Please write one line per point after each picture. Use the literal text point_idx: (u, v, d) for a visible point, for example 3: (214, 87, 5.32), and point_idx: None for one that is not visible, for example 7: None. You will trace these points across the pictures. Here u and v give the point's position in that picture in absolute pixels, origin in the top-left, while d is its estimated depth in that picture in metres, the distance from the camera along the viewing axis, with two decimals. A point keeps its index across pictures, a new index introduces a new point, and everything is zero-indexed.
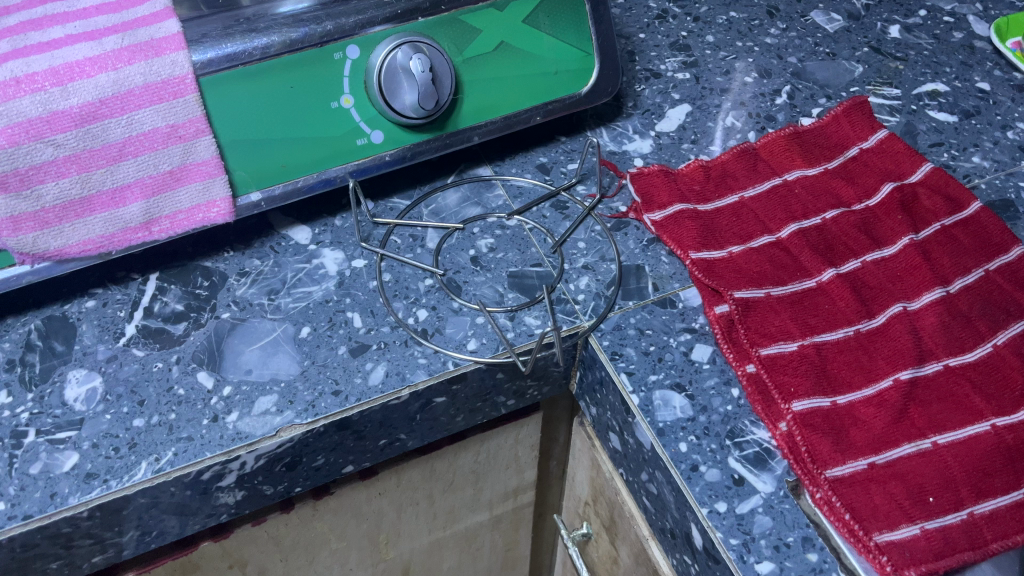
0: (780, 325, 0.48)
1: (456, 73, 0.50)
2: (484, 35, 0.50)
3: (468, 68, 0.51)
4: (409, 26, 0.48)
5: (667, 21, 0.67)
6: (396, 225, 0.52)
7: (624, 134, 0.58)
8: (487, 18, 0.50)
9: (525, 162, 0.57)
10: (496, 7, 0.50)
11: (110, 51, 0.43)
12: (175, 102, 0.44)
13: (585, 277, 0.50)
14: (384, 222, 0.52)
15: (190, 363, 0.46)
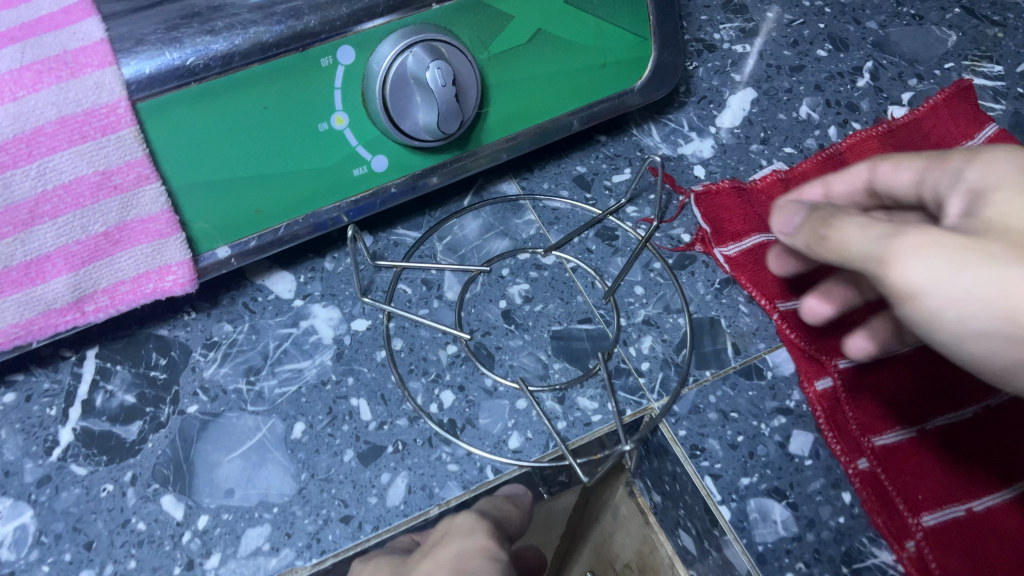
0: (894, 402, 0.38)
1: (481, 76, 0.38)
2: (518, 24, 0.38)
3: (495, 67, 0.38)
4: (421, 17, 0.35)
5: None
6: (403, 268, 0.41)
7: (678, 131, 0.47)
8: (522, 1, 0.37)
9: (559, 174, 0.45)
10: None
11: (6, 72, 0.30)
12: (105, 140, 0.32)
13: (648, 337, 0.40)
14: (389, 266, 0.41)
15: (150, 483, 0.35)
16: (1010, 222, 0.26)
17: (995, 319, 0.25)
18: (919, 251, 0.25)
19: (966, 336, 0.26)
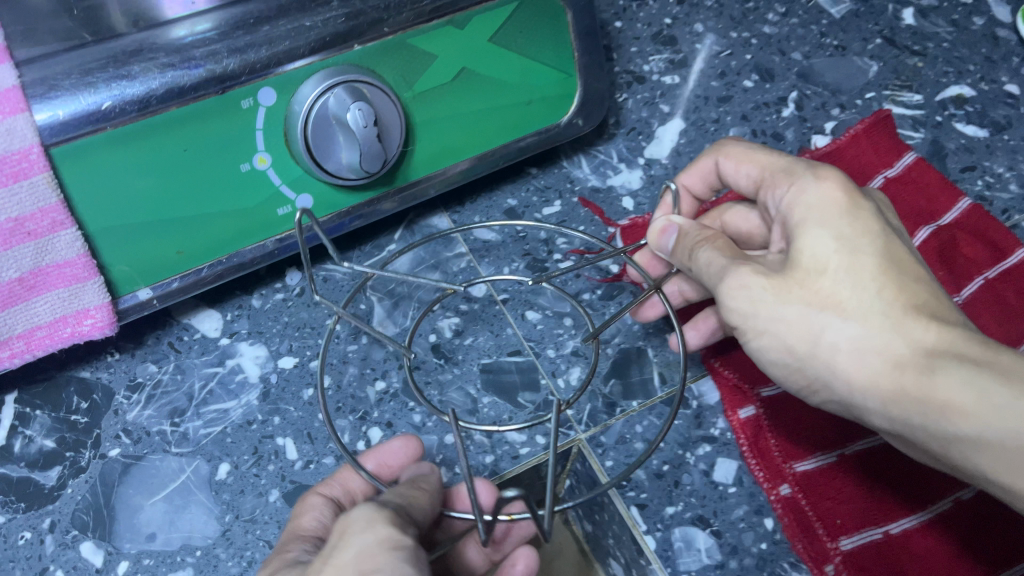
0: (815, 428, 0.39)
1: (406, 114, 0.38)
2: (442, 62, 0.38)
3: (421, 105, 0.39)
4: (341, 58, 0.36)
5: (647, 4, 0.55)
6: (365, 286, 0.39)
7: (607, 163, 0.48)
8: (443, 40, 0.38)
9: (490, 207, 0.45)
10: (455, 24, 0.38)
11: None
12: (17, 188, 0.31)
13: (577, 368, 0.40)
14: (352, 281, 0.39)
15: (69, 530, 0.34)
16: (802, 258, 0.33)
17: (786, 349, 0.34)
18: (731, 289, 0.34)
19: (764, 362, 0.35)
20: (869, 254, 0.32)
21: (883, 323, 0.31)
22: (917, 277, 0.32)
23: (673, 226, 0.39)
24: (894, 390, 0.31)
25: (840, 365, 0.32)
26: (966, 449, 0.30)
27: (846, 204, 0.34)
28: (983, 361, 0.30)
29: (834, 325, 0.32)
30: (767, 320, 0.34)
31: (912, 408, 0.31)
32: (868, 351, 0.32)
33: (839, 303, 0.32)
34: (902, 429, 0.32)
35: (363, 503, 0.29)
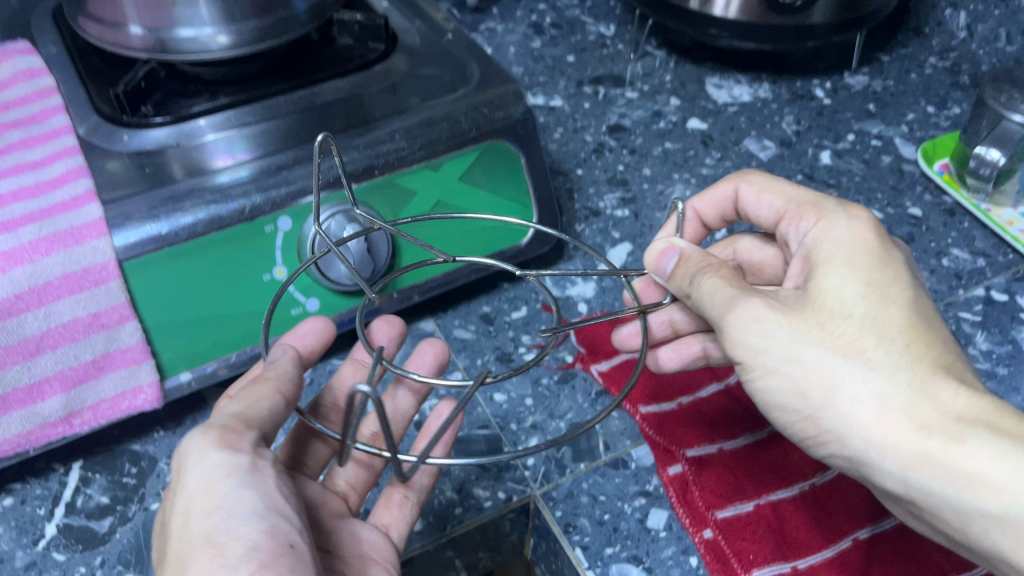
0: (735, 483, 0.46)
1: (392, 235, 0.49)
2: (420, 198, 0.50)
3: (404, 229, 0.50)
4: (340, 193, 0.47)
5: (604, 155, 0.68)
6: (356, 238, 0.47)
7: (566, 277, 0.58)
8: (421, 181, 0.50)
9: (468, 314, 0.56)
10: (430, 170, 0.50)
11: (27, 242, 0.41)
12: (97, 290, 0.42)
13: (534, 438, 0.49)
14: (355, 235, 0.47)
15: (115, 565, 0.43)
16: (829, 304, 0.39)
17: (801, 391, 0.39)
18: (752, 328, 0.39)
19: (770, 398, 0.40)
20: (895, 319, 0.39)
21: (907, 380, 0.37)
22: (930, 339, 0.39)
23: (673, 250, 0.44)
24: (919, 454, 0.36)
25: (861, 416, 0.37)
26: (979, 508, 0.36)
27: (874, 263, 0.41)
28: (1001, 431, 0.36)
29: (860, 374, 0.38)
30: (785, 361, 0.39)
31: (930, 470, 0.36)
32: (887, 403, 0.37)
33: (866, 357, 0.38)
34: (912, 486, 0.37)
35: (190, 432, 0.36)
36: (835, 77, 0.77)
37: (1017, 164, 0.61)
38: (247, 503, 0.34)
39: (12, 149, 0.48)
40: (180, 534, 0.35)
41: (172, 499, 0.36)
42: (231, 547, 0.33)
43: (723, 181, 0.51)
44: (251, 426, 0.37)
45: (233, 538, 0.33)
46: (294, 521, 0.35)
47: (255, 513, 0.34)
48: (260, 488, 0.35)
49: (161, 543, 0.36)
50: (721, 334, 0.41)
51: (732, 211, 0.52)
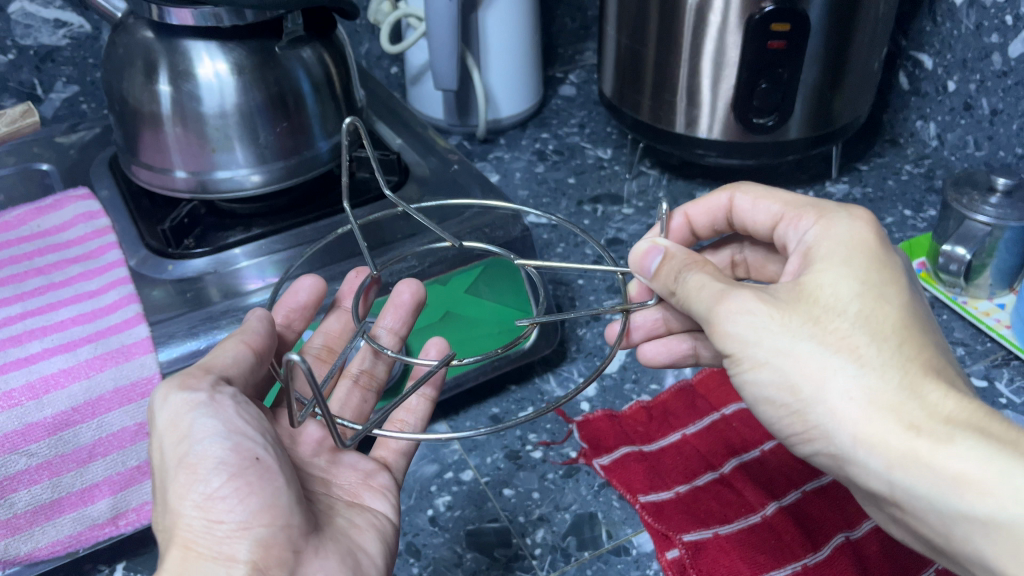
0: (729, 565, 0.49)
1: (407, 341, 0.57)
2: (428, 309, 0.57)
3: (417, 338, 0.58)
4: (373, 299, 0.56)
5: (604, 266, 0.74)
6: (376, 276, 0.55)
7: (569, 377, 0.63)
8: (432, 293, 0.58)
9: (479, 415, 0.60)
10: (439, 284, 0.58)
11: (84, 360, 0.47)
12: (142, 401, 0.48)
13: (541, 529, 0.52)
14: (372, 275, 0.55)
15: None
16: (822, 299, 0.41)
17: (790, 384, 0.40)
18: (743, 320, 0.41)
19: (759, 389, 0.42)
20: (889, 320, 0.40)
21: (896, 380, 0.38)
22: (923, 342, 0.40)
23: (658, 249, 0.46)
24: (902, 454, 0.37)
25: (845, 410, 0.39)
26: (965, 512, 0.36)
27: (871, 265, 0.42)
28: (991, 435, 0.36)
29: (850, 371, 0.39)
30: (775, 353, 0.40)
31: (915, 470, 0.37)
32: (875, 399, 0.38)
33: (857, 353, 0.39)
34: (896, 485, 0.38)
35: (160, 383, 0.44)
36: (816, 186, 0.83)
37: (985, 259, 0.66)
38: (211, 429, 0.41)
39: (72, 281, 0.55)
40: (165, 468, 0.42)
41: (154, 442, 0.43)
42: (201, 465, 0.40)
43: (717, 192, 0.54)
44: (213, 370, 0.44)
45: (201, 458, 0.40)
46: (256, 437, 0.42)
47: (217, 435, 0.41)
48: (220, 415, 0.42)
49: (155, 484, 0.43)
50: (710, 326, 0.43)
51: (724, 223, 0.55)
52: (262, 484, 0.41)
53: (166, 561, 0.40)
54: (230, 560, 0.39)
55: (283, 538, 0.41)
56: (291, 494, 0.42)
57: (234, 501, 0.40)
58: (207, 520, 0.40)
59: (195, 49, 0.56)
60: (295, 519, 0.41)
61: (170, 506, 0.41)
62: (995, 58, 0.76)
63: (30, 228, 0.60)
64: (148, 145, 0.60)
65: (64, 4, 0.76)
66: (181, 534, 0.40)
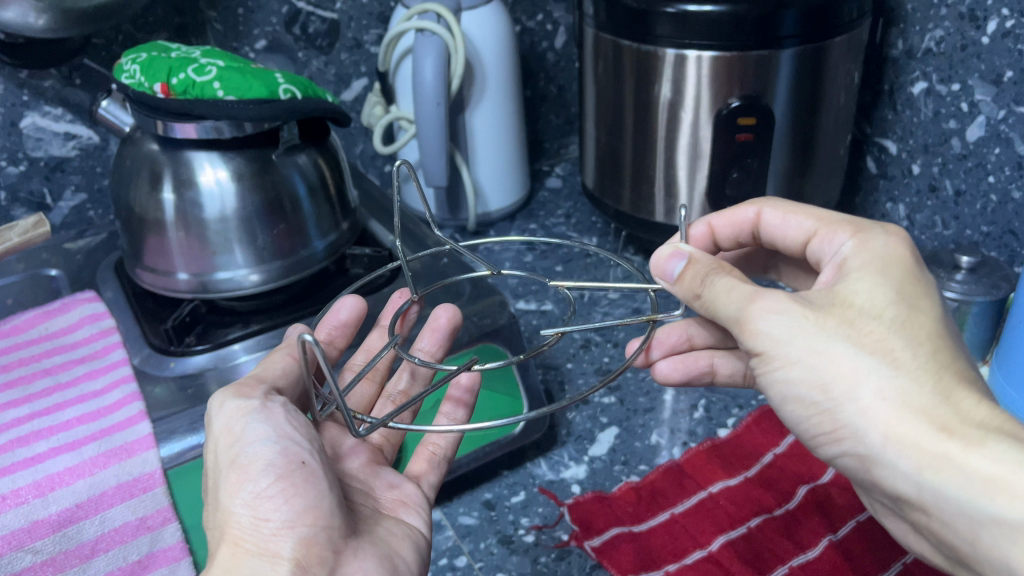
0: None
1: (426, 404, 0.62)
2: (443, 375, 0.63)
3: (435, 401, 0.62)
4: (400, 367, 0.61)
5: (591, 349, 0.76)
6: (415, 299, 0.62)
7: (560, 461, 0.65)
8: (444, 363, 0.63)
9: (472, 500, 0.62)
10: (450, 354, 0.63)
11: (88, 457, 0.50)
12: (144, 496, 0.50)
13: None
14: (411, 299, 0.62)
15: None
16: (858, 303, 0.42)
17: (822, 382, 0.42)
18: (778, 317, 0.42)
19: (788, 386, 0.43)
20: (923, 327, 0.42)
21: (932, 385, 0.40)
22: (954, 353, 0.42)
23: (682, 255, 0.48)
24: (932, 456, 0.39)
25: (877, 410, 0.40)
26: (998, 516, 0.38)
27: (905, 278, 0.44)
28: (1022, 441, 0.38)
29: (885, 372, 0.40)
30: (809, 352, 0.42)
31: (947, 472, 0.39)
32: (908, 400, 0.40)
33: (892, 356, 0.41)
34: (926, 487, 0.40)
35: (215, 391, 0.47)
36: None
37: None
38: (263, 433, 0.44)
39: (78, 380, 0.57)
40: (218, 468, 0.45)
41: (210, 445, 0.46)
42: (252, 465, 0.43)
43: (745, 205, 0.57)
44: (264, 382, 0.48)
45: (252, 460, 0.43)
46: (302, 442, 0.45)
47: (268, 438, 0.44)
48: (271, 420, 0.45)
49: (207, 485, 0.46)
50: (741, 326, 0.44)
51: (749, 236, 0.58)
52: (306, 485, 0.43)
53: (216, 557, 0.43)
54: (274, 555, 0.42)
55: (323, 538, 0.43)
56: (333, 495, 0.44)
57: (280, 501, 0.43)
58: (255, 517, 0.43)
59: (198, 160, 0.60)
60: (336, 521, 0.44)
61: (220, 506, 0.44)
62: (954, 143, 0.80)
63: (38, 330, 0.63)
64: (152, 250, 0.63)
65: (73, 118, 0.81)
66: (230, 531, 0.43)
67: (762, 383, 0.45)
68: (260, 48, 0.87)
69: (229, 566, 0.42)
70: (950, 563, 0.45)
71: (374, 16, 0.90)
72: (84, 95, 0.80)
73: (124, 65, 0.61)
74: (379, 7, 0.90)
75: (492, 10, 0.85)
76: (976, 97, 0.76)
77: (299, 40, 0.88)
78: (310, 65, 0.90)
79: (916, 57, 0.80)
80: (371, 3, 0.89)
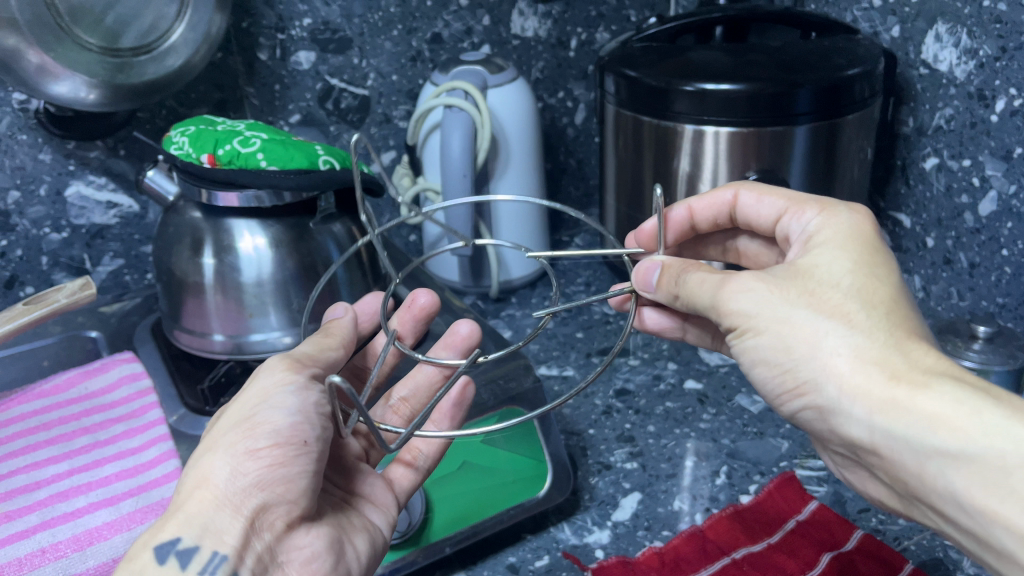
0: None
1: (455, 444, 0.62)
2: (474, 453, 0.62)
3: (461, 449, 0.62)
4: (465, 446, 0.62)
5: (613, 415, 0.77)
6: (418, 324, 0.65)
7: (584, 526, 0.65)
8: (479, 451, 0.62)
9: (496, 564, 0.62)
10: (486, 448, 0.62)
11: (126, 513, 0.53)
12: None
13: None
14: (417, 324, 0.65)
15: None
16: (819, 275, 0.46)
17: (787, 347, 0.46)
18: (746, 296, 0.47)
19: (759, 357, 0.48)
20: (881, 289, 0.45)
21: (883, 339, 0.43)
22: (911, 315, 0.45)
23: (657, 265, 0.54)
24: (882, 402, 0.42)
25: (837, 365, 0.44)
26: (941, 450, 0.40)
27: (864, 251, 0.47)
28: (966, 384, 0.41)
29: (842, 331, 0.44)
30: (774, 322, 0.46)
31: (895, 414, 0.41)
32: (861, 361, 0.43)
33: (848, 318, 0.44)
34: (877, 430, 0.42)
35: (272, 356, 0.51)
36: None
37: None
38: (286, 404, 0.47)
39: (115, 438, 0.60)
40: (235, 417, 0.48)
41: (241, 392, 0.49)
42: (260, 426, 0.46)
43: (724, 188, 0.60)
44: (312, 364, 0.51)
45: (263, 422, 0.46)
46: (314, 426, 0.47)
47: (288, 409, 0.47)
48: (302, 398, 0.48)
49: (213, 424, 0.49)
50: (718, 309, 0.49)
51: (726, 218, 0.61)
52: (293, 462, 0.46)
53: (186, 499, 0.45)
54: (235, 511, 0.45)
55: (287, 511, 0.46)
56: (314, 477, 0.47)
57: (268, 466, 0.45)
58: (238, 472, 0.45)
59: (237, 226, 0.63)
60: (303, 503, 0.47)
61: (214, 450, 0.46)
62: (967, 217, 0.82)
63: (78, 389, 0.65)
64: (189, 312, 0.66)
65: (116, 187, 0.84)
66: (206, 476, 0.45)
67: (738, 351, 0.50)
68: (294, 122, 0.91)
69: (194, 508, 0.45)
70: (901, 503, 0.47)
71: (403, 92, 0.95)
72: (127, 164, 0.84)
73: (173, 137, 0.65)
74: (408, 84, 0.94)
75: (517, 87, 0.89)
76: (988, 173, 0.78)
77: (331, 114, 0.92)
78: (341, 138, 0.94)
79: (927, 134, 0.83)
80: (400, 80, 0.94)
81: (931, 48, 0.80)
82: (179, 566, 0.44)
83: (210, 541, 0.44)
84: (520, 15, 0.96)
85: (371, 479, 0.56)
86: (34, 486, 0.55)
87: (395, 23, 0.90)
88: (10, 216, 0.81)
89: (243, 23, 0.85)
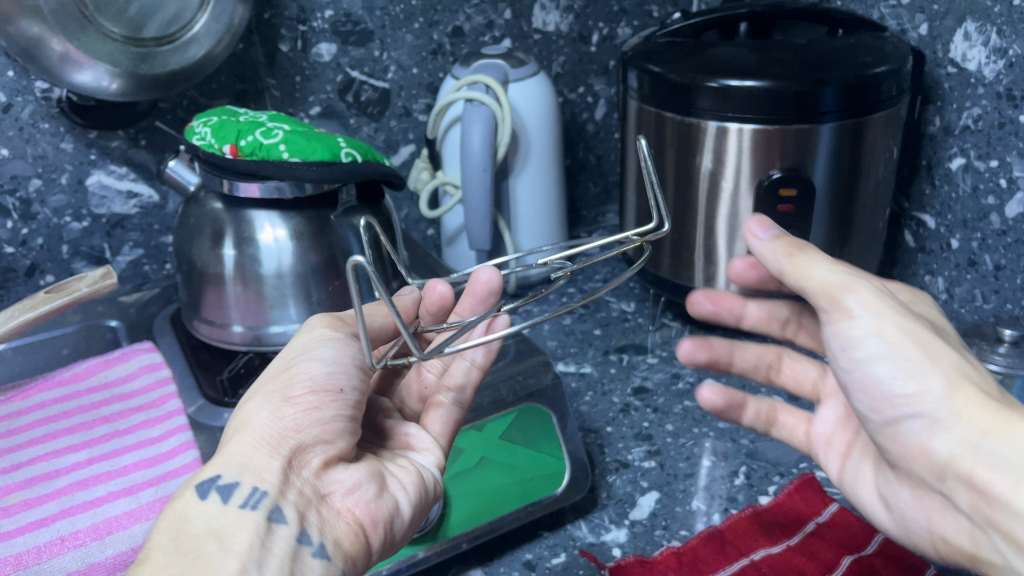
0: None
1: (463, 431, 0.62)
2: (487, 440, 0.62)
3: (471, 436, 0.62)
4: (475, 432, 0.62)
5: (630, 413, 0.77)
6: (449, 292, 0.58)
7: (601, 524, 0.65)
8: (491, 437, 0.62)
9: (512, 560, 0.62)
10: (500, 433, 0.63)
11: (145, 502, 0.53)
12: None
13: None
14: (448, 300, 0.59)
15: None
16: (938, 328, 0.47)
17: (903, 351, 0.44)
18: (871, 296, 0.46)
19: (862, 355, 0.46)
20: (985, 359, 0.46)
21: (998, 384, 0.44)
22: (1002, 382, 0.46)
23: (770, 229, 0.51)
24: (992, 424, 0.41)
25: (953, 384, 0.43)
26: None
27: (956, 335, 0.50)
28: None
29: (963, 361, 0.44)
30: (898, 323, 0.45)
31: (1006, 432, 0.41)
32: (966, 375, 0.43)
33: (970, 360, 0.44)
34: (980, 449, 0.41)
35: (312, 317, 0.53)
36: None
37: None
38: (323, 354, 0.49)
39: (135, 427, 0.60)
40: (273, 374, 0.49)
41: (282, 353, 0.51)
42: (297, 375, 0.48)
43: None
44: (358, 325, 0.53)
45: (300, 371, 0.48)
46: (350, 374, 0.49)
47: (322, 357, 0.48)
48: (338, 347, 0.49)
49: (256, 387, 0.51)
50: (834, 298, 0.46)
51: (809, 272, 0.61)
52: (328, 406, 0.47)
53: (227, 446, 0.47)
54: (274, 451, 0.46)
55: (324, 452, 0.48)
56: (348, 421, 0.48)
57: (304, 409, 0.47)
58: (275, 415, 0.47)
59: (258, 218, 0.63)
60: (340, 445, 0.48)
61: (252, 401, 0.48)
62: (993, 218, 0.81)
63: (98, 378, 0.65)
64: (210, 303, 0.66)
65: (136, 177, 0.84)
66: (246, 423, 0.47)
67: (834, 343, 0.47)
68: (314, 114, 0.91)
69: (234, 452, 0.46)
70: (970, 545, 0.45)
71: (423, 86, 0.94)
72: (148, 155, 0.84)
73: (195, 128, 0.65)
74: (428, 77, 0.94)
75: (538, 81, 0.89)
76: (1016, 174, 0.77)
77: (352, 107, 0.92)
78: (361, 131, 0.94)
79: (954, 133, 0.82)
80: (421, 73, 0.93)
81: (960, 47, 0.79)
82: (222, 501, 0.44)
83: (251, 477, 0.45)
84: (542, 9, 0.95)
85: (409, 428, 0.56)
86: (54, 474, 0.55)
87: (416, 15, 0.90)
88: (32, 204, 0.81)
89: (265, 15, 0.85)
